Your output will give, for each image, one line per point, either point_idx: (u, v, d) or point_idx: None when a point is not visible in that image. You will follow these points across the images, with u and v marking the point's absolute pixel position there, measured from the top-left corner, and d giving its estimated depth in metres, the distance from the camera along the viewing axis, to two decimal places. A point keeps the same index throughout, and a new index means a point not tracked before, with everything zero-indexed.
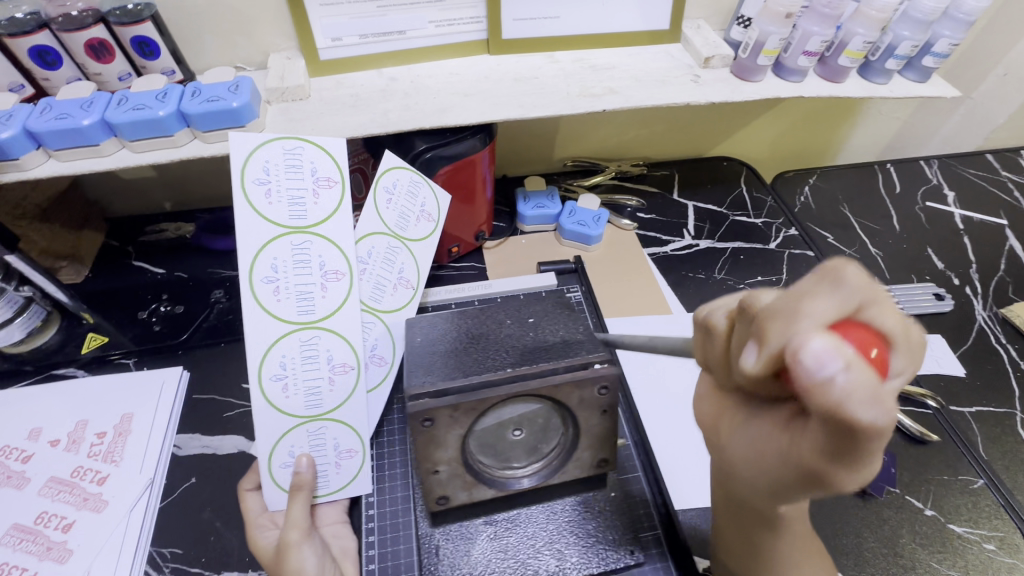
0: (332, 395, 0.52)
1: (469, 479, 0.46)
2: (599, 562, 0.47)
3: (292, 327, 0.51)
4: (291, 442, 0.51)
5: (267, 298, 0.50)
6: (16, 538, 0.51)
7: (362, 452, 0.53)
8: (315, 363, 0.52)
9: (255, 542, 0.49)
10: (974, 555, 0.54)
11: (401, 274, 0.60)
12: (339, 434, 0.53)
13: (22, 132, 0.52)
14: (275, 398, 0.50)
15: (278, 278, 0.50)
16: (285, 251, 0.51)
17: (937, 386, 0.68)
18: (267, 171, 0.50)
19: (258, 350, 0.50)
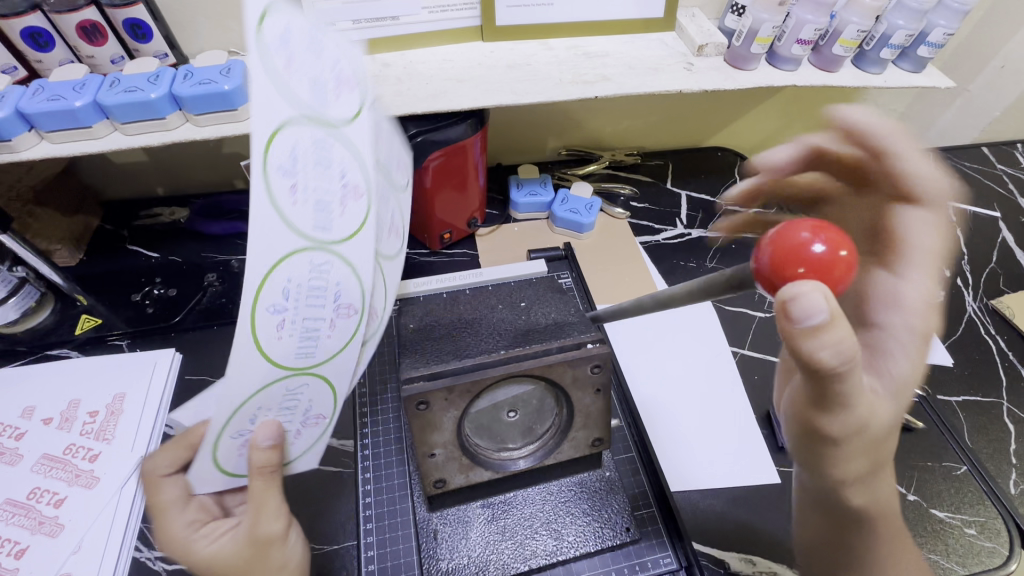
0: (332, 339, 0.33)
1: (466, 462, 0.45)
2: (597, 541, 0.47)
3: (303, 245, 0.28)
4: (257, 404, 0.32)
5: (285, 202, 0.27)
6: (9, 512, 0.51)
7: (332, 419, 0.38)
8: (327, 304, 0.31)
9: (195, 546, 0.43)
10: (954, 539, 0.55)
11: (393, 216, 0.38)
12: (317, 395, 0.35)
13: (15, 113, 0.52)
14: (264, 339, 0.29)
15: (297, 173, 0.28)
16: (306, 133, 0.28)
17: (925, 374, 0.68)
18: (288, 34, 0.28)
19: (253, 270, 0.27)
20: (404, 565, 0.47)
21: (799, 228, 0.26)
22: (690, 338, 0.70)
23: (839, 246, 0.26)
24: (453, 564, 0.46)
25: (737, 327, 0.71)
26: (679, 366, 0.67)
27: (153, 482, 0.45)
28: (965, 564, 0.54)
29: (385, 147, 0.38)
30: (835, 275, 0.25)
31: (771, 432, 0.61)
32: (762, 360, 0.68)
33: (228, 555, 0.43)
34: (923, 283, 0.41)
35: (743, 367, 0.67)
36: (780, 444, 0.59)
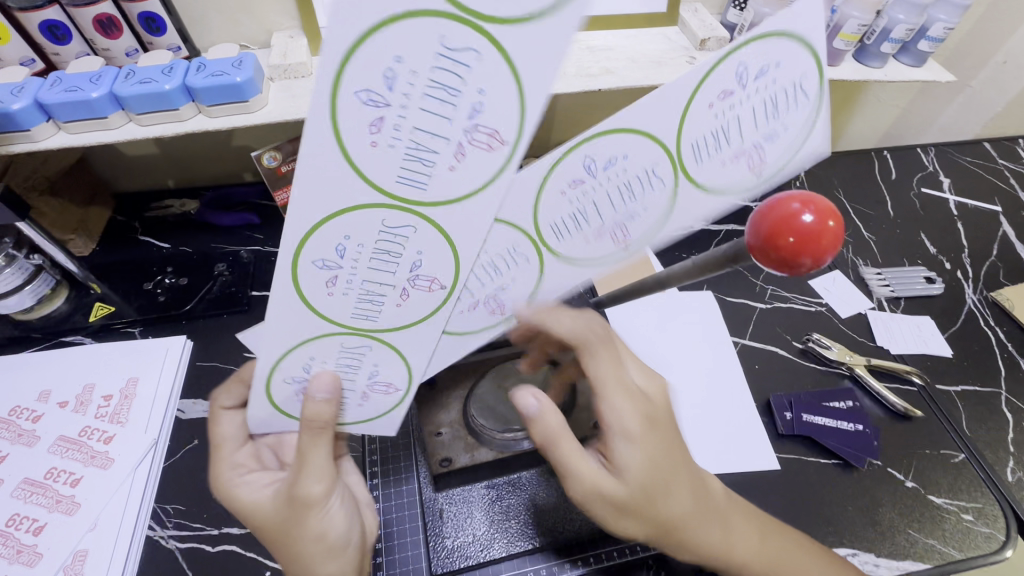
0: (399, 311, 0.36)
1: (471, 441, 0.52)
2: (599, 522, 0.49)
3: (382, 201, 0.30)
4: (312, 351, 0.37)
5: (356, 141, 0.27)
6: (27, 491, 0.53)
7: (401, 395, 0.42)
8: (400, 279, 0.34)
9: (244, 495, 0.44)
10: (951, 524, 0.56)
11: (631, 218, 0.33)
12: (383, 360, 0.39)
13: (33, 104, 0.54)
14: (314, 292, 0.33)
15: (390, 102, 0.26)
16: (421, 60, 0.25)
17: (923, 364, 0.69)
18: None
19: (308, 218, 0.30)
20: (409, 546, 0.47)
21: (789, 199, 0.25)
22: (691, 329, 0.71)
23: (828, 217, 0.24)
24: (458, 541, 0.47)
25: (739, 318, 0.73)
26: (682, 355, 0.68)
27: (218, 413, 0.47)
28: (962, 549, 0.54)
29: (799, 106, 0.30)
30: (821, 247, 0.24)
31: (771, 420, 0.63)
32: (763, 350, 0.69)
33: (266, 505, 0.43)
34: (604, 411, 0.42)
35: (745, 357, 0.68)
36: (779, 432, 0.61)
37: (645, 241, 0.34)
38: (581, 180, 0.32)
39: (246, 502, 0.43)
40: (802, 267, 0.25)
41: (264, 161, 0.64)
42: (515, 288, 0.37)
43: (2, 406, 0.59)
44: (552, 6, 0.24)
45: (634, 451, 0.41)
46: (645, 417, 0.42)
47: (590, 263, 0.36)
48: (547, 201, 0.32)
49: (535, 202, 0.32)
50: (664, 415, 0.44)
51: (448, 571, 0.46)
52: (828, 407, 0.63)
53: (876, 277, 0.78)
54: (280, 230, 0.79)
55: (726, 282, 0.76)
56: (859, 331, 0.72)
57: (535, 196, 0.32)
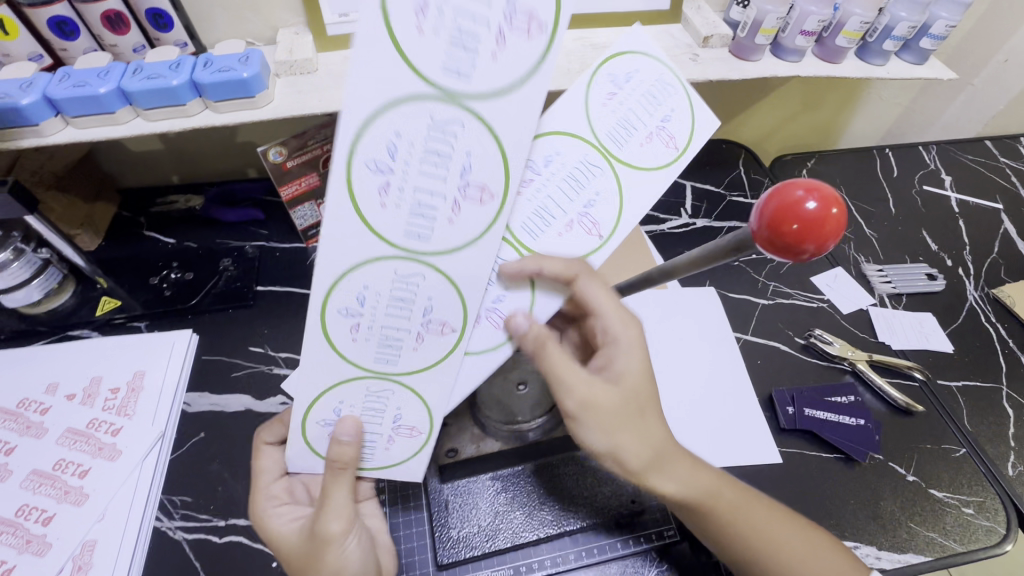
0: (418, 355, 0.42)
1: (478, 433, 0.53)
2: (603, 513, 0.49)
3: (396, 252, 0.38)
4: (341, 395, 0.43)
5: (372, 205, 0.36)
6: (36, 482, 0.54)
7: (422, 437, 0.45)
8: (401, 334, 0.41)
9: (272, 526, 0.45)
10: (952, 518, 0.56)
11: (591, 208, 0.43)
12: (404, 404, 0.44)
13: (42, 99, 0.54)
14: (340, 338, 0.40)
15: (394, 169, 0.35)
16: (415, 129, 0.34)
17: (924, 360, 0.69)
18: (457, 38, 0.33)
19: (337, 271, 0.38)
20: (415, 536, 0.49)
21: (794, 187, 0.25)
22: (694, 324, 0.71)
23: (831, 205, 0.25)
24: (464, 532, 0.48)
25: (742, 313, 0.73)
26: (684, 350, 0.68)
27: (258, 448, 0.50)
28: (962, 542, 0.55)
29: (671, 96, 0.43)
30: (824, 234, 0.25)
31: (773, 414, 0.63)
32: (765, 345, 0.70)
33: (295, 540, 0.44)
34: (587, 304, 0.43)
35: (747, 352, 0.69)
36: (782, 426, 0.62)
37: (611, 228, 0.43)
38: (533, 182, 0.41)
39: (280, 536, 0.45)
40: (805, 253, 0.25)
41: (270, 156, 0.64)
42: (512, 295, 0.43)
43: (10, 399, 0.59)
44: (516, 85, 0.35)
45: (630, 363, 0.43)
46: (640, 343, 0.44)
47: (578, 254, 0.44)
48: (513, 207, 0.41)
49: (509, 213, 0.41)
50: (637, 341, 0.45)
51: (454, 561, 0.47)
52: (830, 402, 0.64)
53: (877, 274, 0.78)
54: (284, 226, 0.80)
55: (729, 278, 0.77)
56: (860, 327, 0.72)
57: (507, 209, 0.41)
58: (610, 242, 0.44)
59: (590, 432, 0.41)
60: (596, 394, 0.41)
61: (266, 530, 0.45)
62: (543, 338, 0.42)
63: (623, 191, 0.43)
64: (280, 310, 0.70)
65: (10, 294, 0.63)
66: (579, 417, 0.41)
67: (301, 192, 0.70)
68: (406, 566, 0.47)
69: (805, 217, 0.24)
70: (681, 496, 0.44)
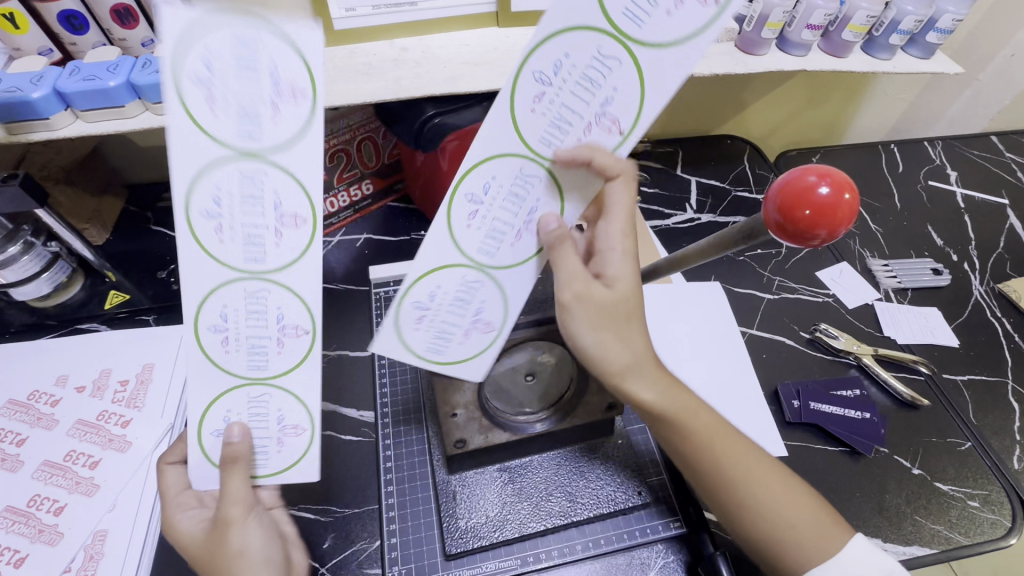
0: (511, 251, 0.43)
1: (486, 423, 0.48)
2: (610, 503, 0.50)
3: (237, 274, 0.39)
4: (226, 404, 0.43)
5: (208, 238, 0.37)
6: (47, 472, 0.54)
7: (497, 332, 0.46)
8: (486, 226, 0.42)
9: (177, 527, 0.43)
10: (958, 510, 0.57)
11: (608, 103, 0.38)
12: (488, 298, 0.44)
13: (52, 92, 0.55)
14: (214, 354, 0.41)
15: (223, 214, 0.37)
16: (230, 180, 0.36)
17: (930, 354, 0.69)
18: (209, 64, 0.34)
19: (191, 296, 0.39)
20: (423, 528, 0.49)
21: (806, 172, 0.25)
22: (699, 317, 0.71)
23: (844, 190, 0.25)
24: (472, 522, 0.48)
25: (747, 308, 0.73)
26: (690, 344, 0.68)
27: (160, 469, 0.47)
28: (968, 534, 0.55)
29: None
30: (836, 219, 0.25)
31: (778, 408, 0.63)
32: (770, 339, 0.70)
33: (203, 542, 0.43)
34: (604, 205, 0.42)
35: (753, 346, 0.69)
36: (787, 419, 0.62)
37: (633, 122, 0.38)
38: (545, 89, 0.38)
39: (189, 542, 0.43)
40: (817, 239, 0.25)
41: None
42: (544, 207, 0.42)
43: (21, 391, 0.60)
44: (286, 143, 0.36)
45: (623, 268, 0.43)
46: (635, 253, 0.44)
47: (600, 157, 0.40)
48: (524, 121, 0.38)
49: (517, 129, 0.39)
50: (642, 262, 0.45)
51: (462, 550, 0.47)
52: (836, 395, 0.64)
53: (883, 269, 0.78)
54: None
55: (734, 273, 0.77)
56: (865, 321, 0.72)
57: (514, 125, 0.39)
58: (633, 136, 0.39)
59: (577, 324, 0.42)
60: (589, 286, 0.41)
61: (174, 534, 0.43)
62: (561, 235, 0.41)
63: (647, 77, 0.37)
64: None
65: (19, 288, 0.64)
66: (570, 308, 0.42)
67: None
68: (416, 557, 0.47)
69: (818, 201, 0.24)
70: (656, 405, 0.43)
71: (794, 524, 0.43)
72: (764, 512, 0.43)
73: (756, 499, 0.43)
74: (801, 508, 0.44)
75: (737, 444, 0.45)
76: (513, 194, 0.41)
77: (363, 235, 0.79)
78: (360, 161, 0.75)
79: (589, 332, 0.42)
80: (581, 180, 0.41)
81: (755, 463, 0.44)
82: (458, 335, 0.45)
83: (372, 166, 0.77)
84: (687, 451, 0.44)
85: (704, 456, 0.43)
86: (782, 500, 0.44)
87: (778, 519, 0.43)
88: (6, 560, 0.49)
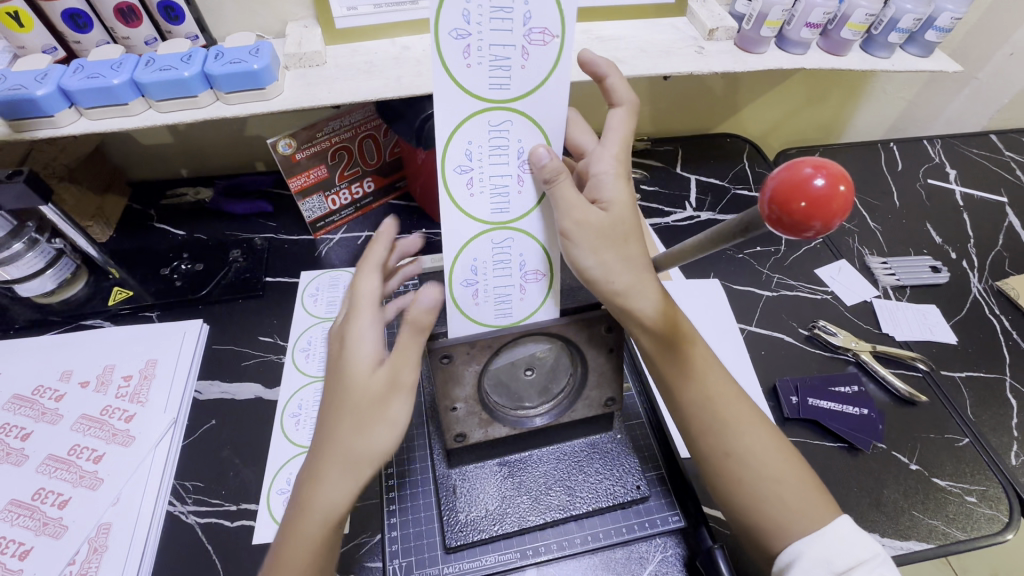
0: (522, 199, 0.42)
1: (485, 417, 0.48)
2: (609, 498, 0.50)
3: (310, 378, 0.63)
4: (289, 475, 0.56)
5: (301, 359, 0.65)
6: (52, 466, 0.55)
7: (550, 274, 0.45)
8: (488, 186, 0.41)
9: (355, 349, 0.41)
10: (955, 506, 0.57)
11: (529, 18, 0.36)
12: (525, 250, 0.44)
13: (57, 90, 0.55)
14: (289, 431, 0.59)
15: (310, 348, 0.66)
16: (318, 332, 0.68)
17: (928, 351, 0.70)
18: (318, 289, 0.72)
19: (287, 391, 0.62)
20: (423, 522, 0.49)
21: (802, 165, 0.26)
22: (698, 315, 0.72)
23: (838, 181, 0.26)
24: (472, 515, 0.48)
25: (745, 305, 0.74)
26: None
27: (366, 269, 0.44)
28: (964, 529, 0.55)
29: None
30: (831, 211, 0.25)
31: (776, 404, 0.64)
32: (769, 336, 0.70)
33: (361, 381, 0.41)
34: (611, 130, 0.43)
35: (752, 343, 0.70)
36: (786, 415, 0.62)
37: (561, 22, 0.36)
38: (467, 40, 0.36)
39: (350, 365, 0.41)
40: (812, 230, 0.26)
41: (280, 148, 0.66)
42: (528, 147, 0.40)
43: (25, 386, 0.60)
44: None
45: (618, 189, 0.43)
46: (628, 177, 0.44)
47: (550, 73, 0.38)
48: (463, 79, 0.37)
49: (456, 86, 0.37)
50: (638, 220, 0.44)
51: (461, 543, 0.47)
52: (834, 391, 0.64)
53: (882, 267, 0.78)
54: (293, 218, 0.81)
55: (734, 271, 0.78)
56: (864, 318, 0.73)
57: (452, 82, 0.37)
58: (569, 34, 0.37)
59: (579, 249, 0.42)
60: (588, 212, 0.41)
61: (347, 351, 0.42)
62: (557, 170, 0.39)
63: None
64: (289, 302, 0.71)
65: (24, 284, 0.65)
66: (572, 237, 0.41)
67: (309, 185, 0.72)
68: (415, 550, 0.48)
69: (811, 195, 0.25)
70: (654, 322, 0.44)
71: (776, 479, 0.44)
72: (750, 463, 0.45)
73: (741, 444, 0.45)
74: (791, 467, 0.45)
75: (737, 397, 0.47)
76: (495, 146, 0.40)
77: (365, 233, 0.80)
78: (361, 159, 0.75)
79: (589, 256, 0.42)
80: (547, 99, 0.39)
81: (750, 420, 0.46)
82: (515, 295, 0.45)
83: (373, 164, 0.77)
84: (680, 386, 0.47)
85: (698, 395, 0.46)
86: (770, 454, 0.45)
87: (762, 471, 0.44)
88: (11, 552, 0.49)
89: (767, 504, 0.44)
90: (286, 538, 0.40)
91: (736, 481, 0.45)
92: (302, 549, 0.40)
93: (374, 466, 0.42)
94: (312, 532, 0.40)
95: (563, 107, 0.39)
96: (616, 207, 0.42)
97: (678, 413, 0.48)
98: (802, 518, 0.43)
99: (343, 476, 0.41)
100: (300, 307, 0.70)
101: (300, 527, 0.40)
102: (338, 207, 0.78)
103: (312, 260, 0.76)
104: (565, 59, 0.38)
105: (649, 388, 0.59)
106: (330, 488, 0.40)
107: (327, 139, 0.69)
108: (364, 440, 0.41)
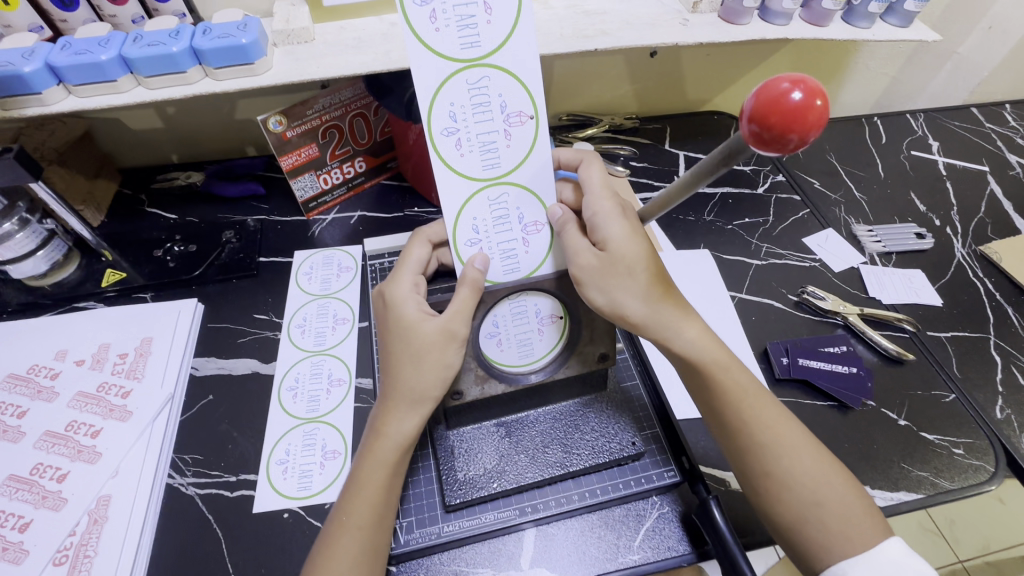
0: (529, 258, 0.47)
1: (481, 373, 0.48)
2: (605, 455, 0.51)
3: (304, 352, 0.64)
4: (286, 446, 0.56)
5: (297, 334, 0.66)
6: (49, 442, 0.55)
7: (563, 317, 0.50)
8: (497, 251, 0.46)
9: (401, 300, 0.46)
10: (946, 458, 0.58)
11: (506, 107, 0.42)
12: (537, 299, 0.48)
13: (44, 66, 0.55)
14: (285, 402, 0.59)
15: (306, 324, 0.67)
16: (313, 309, 0.68)
17: (914, 313, 0.71)
18: (311, 268, 0.73)
19: (284, 364, 0.63)
20: (422, 484, 0.50)
21: (780, 81, 0.28)
22: (689, 284, 0.73)
23: (815, 97, 0.28)
24: (470, 474, 0.49)
25: (736, 273, 0.75)
26: None
27: (417, 241, 0.50)
28: (952, 479, 0.57)
29: None
30: (806, 123, 0.28)
31: (768, 366, 0.65)
32: (759, 302, 0.72)
33: (407, 321, 0.45)
34: (591, 175, 0.49)
35: (742, 309, 0.71)
36: (777, 375, 0.64)
37: (533, 104, 0.42)
38: (457, 135, 0.42)
39: (398, 305, 0.46)
40: (791, 143, 0.28)
41: (270, 126, 0.66)
42: (528, 211, 0.46)
43: (20, 365, 0.60)
44: (344, 286, 0.71)
45: (614, 225, 0.46)
46: (620, 208, 0.47)
47: (532, 147, 0.44)
48: (460, 167, 0.43)
49: (456, 174, 0.43)
50: (642, 248, 0.46)
51: (461, 501, 0.48)
52: (824, 352, 0.65)
53: (868, 235, 0.79)
54: (286, 201, 0.81)
55: (724, 242, 0.79)
56: (851, 284, 0.74)
57: (450, 171, 0.42)
58: (542, 112, 0.43)
59: (590, 293, 0.45)
60: (590, 257, 0.45)
61: (394, 303, 0.46)
62: (567, 220, 0.46)
63: (513, 72, 0.41)
64: (284, 281, 0.71)
65: (17, 265, 0.64)
66: (584, 282, 0.45)
67: (300, 164, 0.72)
68: (414, 510, 0.49)
69: (786, 107, 0.27)
70: (687, 353, 0.47)
71: (818, 503, 0.43)
72: (793, 483, 0.44)
73: (782, 467, 0.44)
74: (837, 482, 0.44)
75: (779, 417, 0.46)
76: (498, 218, 0.45)
77: (357, 213, 0.80)
78: (352, 138, 0.75)
79: (601, 297, 0.45)
80: (533, 169, 0.44)
81: (791, 437, 0.45)
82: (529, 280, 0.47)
83: (363, 144, 0.77)
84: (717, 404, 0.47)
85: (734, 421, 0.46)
86: (816, 474, 0.44)
87: (805, 493, 0.43)
88: (11, 525, 0.50)
89: (828, 515, 0.43)
90: (363, 459, 0.44)
91: (778, 500, 0.44)
92: (376, 470, 0.43)
93: (411, 386, 0.44)
94: (383, 455, 0.44)
95: (549, 172, 0.45)
96: (616, 243, 0.45)
97: (720, 429, 0.47)
98: (848, 539, 0.42)
99: (412, 405, 0.44)
100: (294, 285, 0.71)
101: (372, 450, 0.44)
102: (330, 187, 0.78)
103: (306, 241, 0.76)
104: (542, 135, 0.43)
105: (643, 352, 0.61)
106: (399, 418, 0.44)
107: (317, 116, 0.69)
108: (419, 371, 0.44)
